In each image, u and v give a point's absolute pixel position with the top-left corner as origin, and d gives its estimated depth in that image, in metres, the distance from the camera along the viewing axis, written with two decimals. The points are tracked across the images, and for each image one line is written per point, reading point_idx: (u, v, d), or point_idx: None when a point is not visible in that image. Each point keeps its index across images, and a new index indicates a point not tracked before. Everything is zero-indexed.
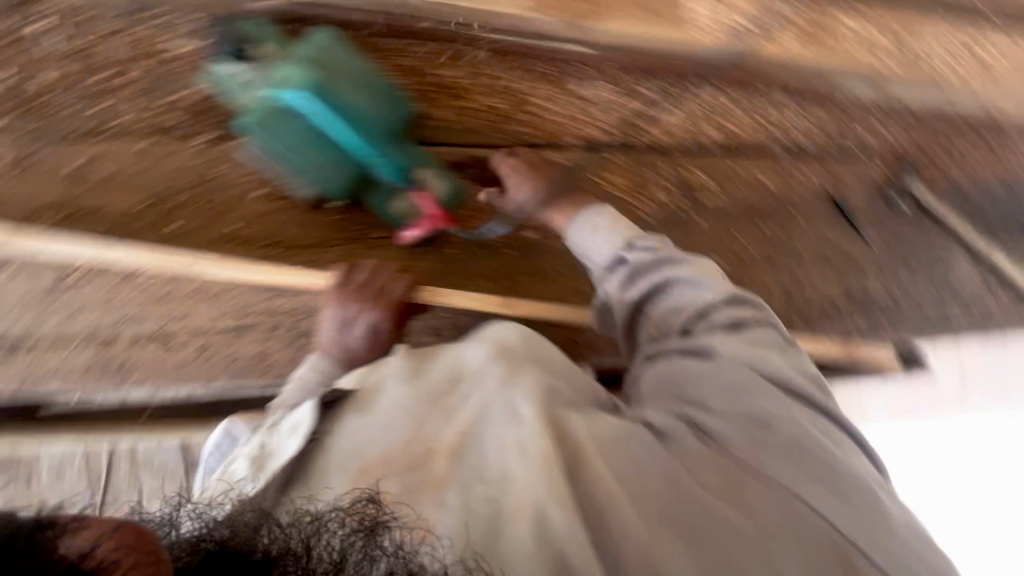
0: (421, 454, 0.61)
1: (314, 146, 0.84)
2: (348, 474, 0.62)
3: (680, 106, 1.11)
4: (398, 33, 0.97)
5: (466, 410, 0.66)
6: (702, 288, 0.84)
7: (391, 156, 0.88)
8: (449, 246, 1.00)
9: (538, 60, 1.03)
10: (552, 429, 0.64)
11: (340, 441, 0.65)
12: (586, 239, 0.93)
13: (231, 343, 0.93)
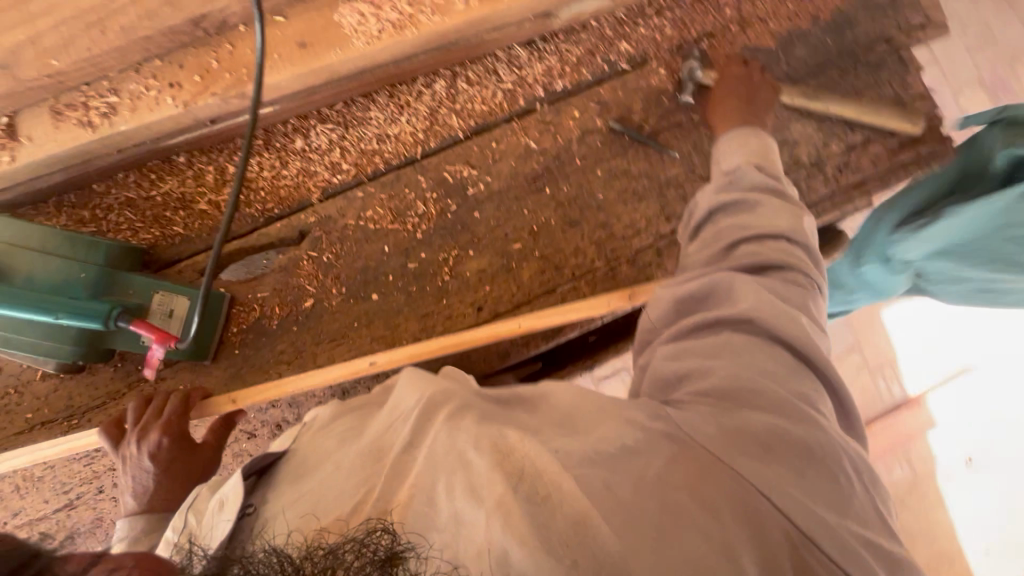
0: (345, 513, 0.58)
1: (20, 325, 0.82)
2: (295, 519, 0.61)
3: (416, 112, 1.03)
4: (103, 180, 0.98)
5: (414, 455, 0.59)
6: (759, 167, 0.87)
7: (64, 307, 0.79)
8: (230, 347, 0.99)
9: (244, 139, 1.00)
10: (496, 451, 0.56)
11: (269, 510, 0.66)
12: (733, 140, 0.92)
13: (69, 516, 0.97)
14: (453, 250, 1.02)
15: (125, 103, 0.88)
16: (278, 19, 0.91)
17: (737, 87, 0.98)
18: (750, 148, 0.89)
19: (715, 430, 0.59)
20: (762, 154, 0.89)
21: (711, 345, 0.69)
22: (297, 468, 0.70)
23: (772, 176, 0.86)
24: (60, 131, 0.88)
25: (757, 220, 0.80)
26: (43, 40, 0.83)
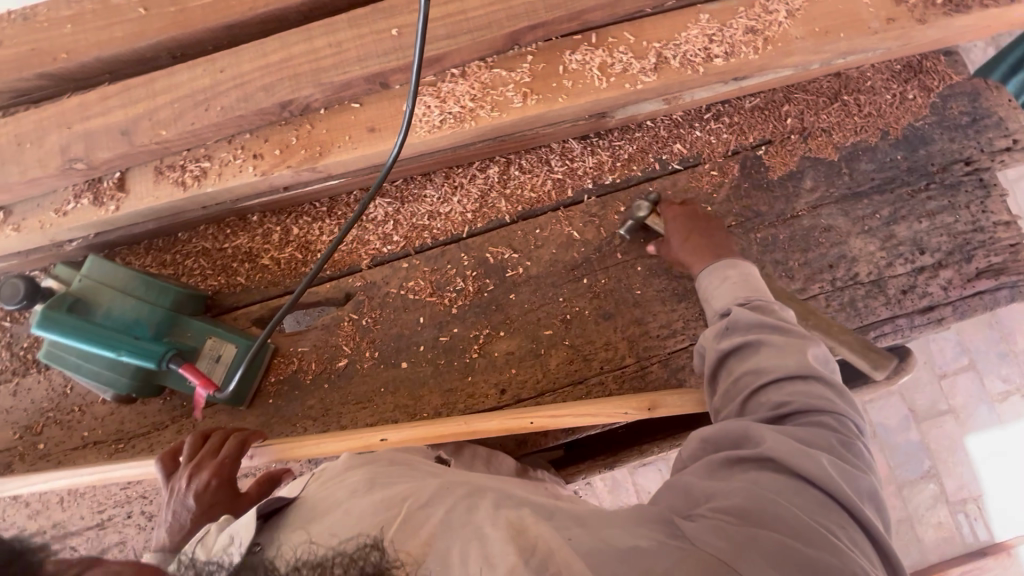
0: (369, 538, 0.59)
1: (95, 357, 0.92)
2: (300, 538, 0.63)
3: (468, 193, 1.09)
4: (186, 230, 1.11)
5: (427, 514, 0.63)
6: (752, 297, 0.84)
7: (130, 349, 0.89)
8: (264, 396, 1.05)
9: (313, 204, 1.10)
10: (512, 528, 0.60)
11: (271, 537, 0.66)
12: (723, 275, 0.90)
13: (97, 535, 1.03)
14: (485, 329, 1.04)
15: (215, 168, 1.00)
16: (354, 105, 1.00)
17: (692, 226, 0.98)
18: (733, 283, 0.87)
19: (729, 542, 0.57)
20: (750, 287, 0.86)
21: (730, 477, 0.65)
22: (310, 512, 0.68)
23: (772, 308, 0.81)
24: (158, 188, 1.01)
25: (770, 355, 0.74)
26: (156, 114, 0.96)
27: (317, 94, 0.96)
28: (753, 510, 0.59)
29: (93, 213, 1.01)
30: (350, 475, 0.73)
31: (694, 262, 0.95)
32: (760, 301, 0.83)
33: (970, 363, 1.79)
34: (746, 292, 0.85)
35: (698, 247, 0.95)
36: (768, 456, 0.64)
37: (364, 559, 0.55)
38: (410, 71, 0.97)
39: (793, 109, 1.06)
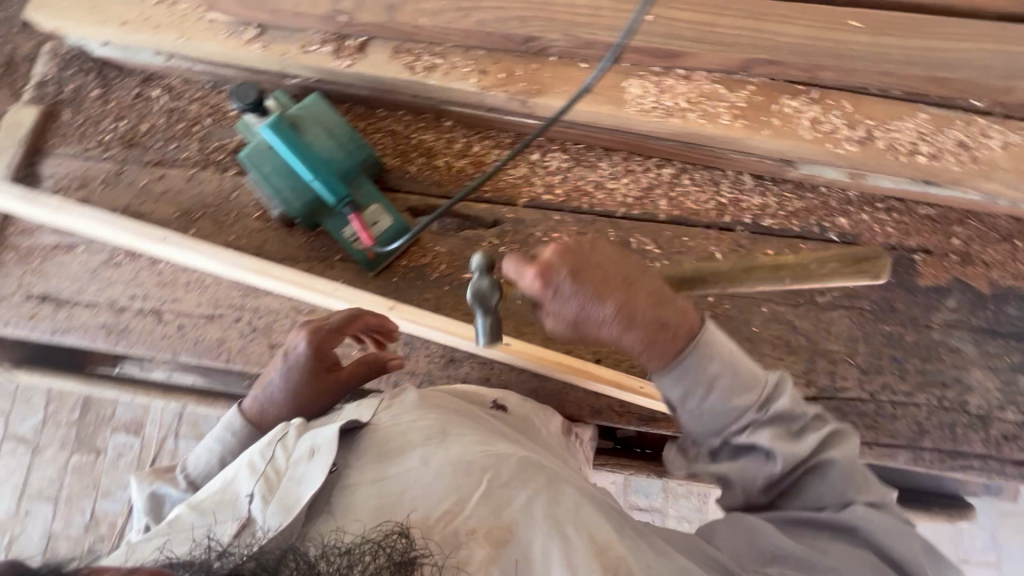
0: (450, 511, 0.72)
1: (284, 178, 1.04)
2: (372, 503, 0.75)
3: (635, 181, 1.16)
4: (384, 109, 1.21)
5: (502, 496, 0.74)
6: (756, 408, 0.80)
7: (327, 180, 1.01)
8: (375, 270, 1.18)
9: (500, 133, 1.19)
10: (593, 542, 0.70)
11: (350, 478, 0.80)
12: (699, 372, 0.81)
13: (202, 325, 1.12)
14: None
15: (444, 67, 1.11)
16: (581, 65, 1.09)
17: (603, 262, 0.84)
18: (727, 384, 0.80)
19: None
20: (740, 390, 0.81)
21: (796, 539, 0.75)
22: (382, 452, 0.83)
23: (789, 410, 0.80)
24: (391, 63, 1.12)
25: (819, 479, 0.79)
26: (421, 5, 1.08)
27: (558, 43, 1.07)
28: (800, 555, 0.72)
29: (329, 62, 1.13)
30: (422, 422, 0.87)
31: (647, 355, 0.83)
32: (755, 405, 0.80)
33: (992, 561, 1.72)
34: (736, 399, 0.80)
35: (630, 323, 0.82)
36: (843, 526, 0.73)
37: (392, 545, 0.68)
38: (643, 56, 1.06)
39: (962, 232, 1.10)
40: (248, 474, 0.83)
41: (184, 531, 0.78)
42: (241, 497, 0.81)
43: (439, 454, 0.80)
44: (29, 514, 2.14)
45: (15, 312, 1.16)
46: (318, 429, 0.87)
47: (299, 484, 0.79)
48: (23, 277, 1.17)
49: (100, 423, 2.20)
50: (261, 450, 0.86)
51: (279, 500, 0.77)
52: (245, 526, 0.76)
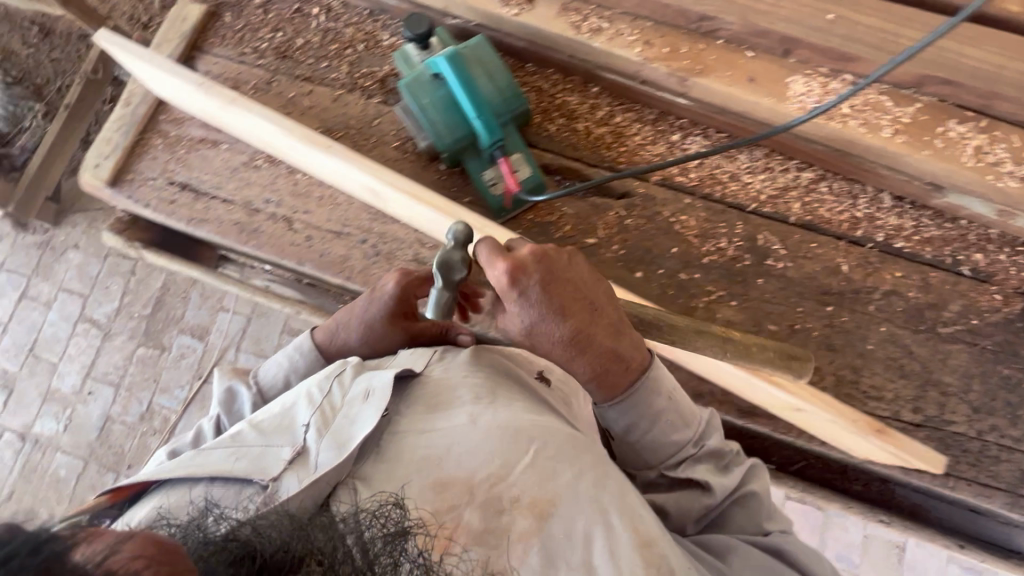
0: (493, 476, 0.82)
1: (439, 114, 1.07)
2: (416, 466, 0.83)
3: (772, 180, 1.16)
4: (532, 64, 1.22)
5: (547, 481, 0.82)
6: (691, 435, 0.98)
7: (489, 121, 1.05)
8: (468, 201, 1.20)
9: (644, 107, 1.20)
10: (643, 540, 0.78)
11: (402, 425, 0.89)
12: (653, 397, 0.97)
13: (329, 240, 1.16)
14: (719, 291, 1.11)
15: (608, 32, 1.12)
16: (747, 53, 1.09)
17: (577, 276, 0.91)
18: (668, 420, 0.98)
19: None
20: (686, 419, 0.98)
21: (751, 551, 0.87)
22: (432, 402, 0.92)
23: (721, 448, 0.98)
24: (557, 20, 1.14)
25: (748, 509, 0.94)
26: None
27: (730, 26, 1.07)
28: (757, 559, 0.85)
29: (496, 8, 1.15)
30: (474, 380, 0.97)
31: (597, 385, 0.97)
32: (697, 435, 0.98)
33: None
34: (677, 428, 0.98)
35: (592, 346, 0.91)
36: (772, 548, 0.87)
37: (392, 515, 0.69)
38: (815, 54, 1.06)
39: None
40: (306, 405, 0.93)
41: (242, 446, 0.86)
42: (297, 426, 0.89)
43: (488, 415, 0.89)
44: (93, 394, 2.24)
45: (155, 195, 1.21)
46: (375, 372, 0.95)
47: (350, 422, 0.88)
48: (166, 164, 1.22)
49: (169, 323, 2.29)
50: (319, 384, 0.96)
51: (334, 435, 0.85)
52: (301, 454, 0.84)
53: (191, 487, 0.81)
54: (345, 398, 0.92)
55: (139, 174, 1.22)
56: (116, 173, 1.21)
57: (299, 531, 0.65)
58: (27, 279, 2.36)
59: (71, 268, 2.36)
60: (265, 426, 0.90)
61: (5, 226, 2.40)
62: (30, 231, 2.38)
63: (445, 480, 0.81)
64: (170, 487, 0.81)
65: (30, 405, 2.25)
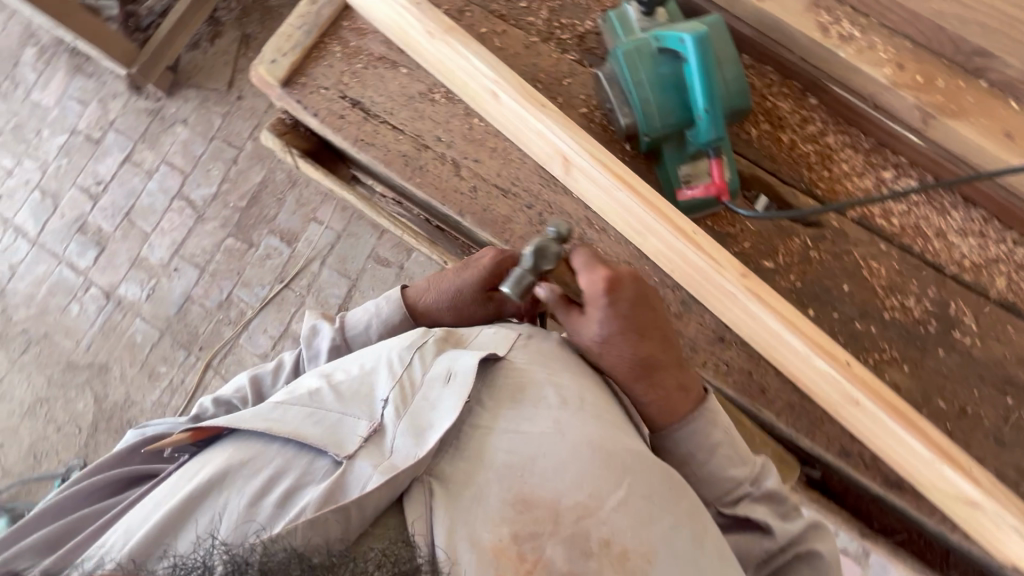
0: (583, 507, 0.70)
1: (656, 93, 0.98)
2: (490, 474, 0.72)
3: (983, 247, 1.05)
4: (751, 58, 1.10)
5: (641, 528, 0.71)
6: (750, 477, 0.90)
7: (712, 110, 0.95)
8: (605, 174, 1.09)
9: (860, 134, 1.09)
10: None
11: (478, 421, 0.78)
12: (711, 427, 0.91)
13: (494, 197, 1.11)
14: (893, 352, 1.03)
15: (860, 43, 0.99)
16: (1011, 104, 0.96)
17: (655, 310, 0.94)
18: (726, 452, 0.90)
19: None
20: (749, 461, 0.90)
21: None
22: (515, 397, 0.81)
23: (777, 492, 0.90)
24: (804, 16, 1.01)
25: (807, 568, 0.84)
26: None
27: (1006, 67, 0.94)
28: None
29: None
30: (560, 378, 0.85)
31: (654, 408, 0.92)
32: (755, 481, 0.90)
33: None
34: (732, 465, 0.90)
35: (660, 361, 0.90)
36: None
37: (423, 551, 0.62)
38: None
39: None
40: (385, 378, 0.81)
41: (318, 409, 0.77)
42: (375, 399, 0.79)
43: (574, 426, 0.78)
44: (178, 271, 2.29)
45: (324, 106, 1.16)
46: (458, 353, 0.84)
47: (432, 406, 0.78)
48: (341, 75, 1.16)
49: (260, 222, 2.29)
50: (403, 351, 0.85)
51: (411, 420, 0.76)
52: (376, 433, 0.75)
53: (265, 448, 0.73)
54: (426, 377, 0.81)
55: (312, 79, 1.16)
56: (290, 73, 1.16)
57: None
58: (134, 143, 2.37)
59: (176, 142, 2.36)
60: (344, 389, 0.81)
61: (121, 85, 2.39)
62: (144, 96, 2.37)
63: (529, 499, 0.70)
64: (241, 442, 0.74)
65: (118, 267, 2.31)
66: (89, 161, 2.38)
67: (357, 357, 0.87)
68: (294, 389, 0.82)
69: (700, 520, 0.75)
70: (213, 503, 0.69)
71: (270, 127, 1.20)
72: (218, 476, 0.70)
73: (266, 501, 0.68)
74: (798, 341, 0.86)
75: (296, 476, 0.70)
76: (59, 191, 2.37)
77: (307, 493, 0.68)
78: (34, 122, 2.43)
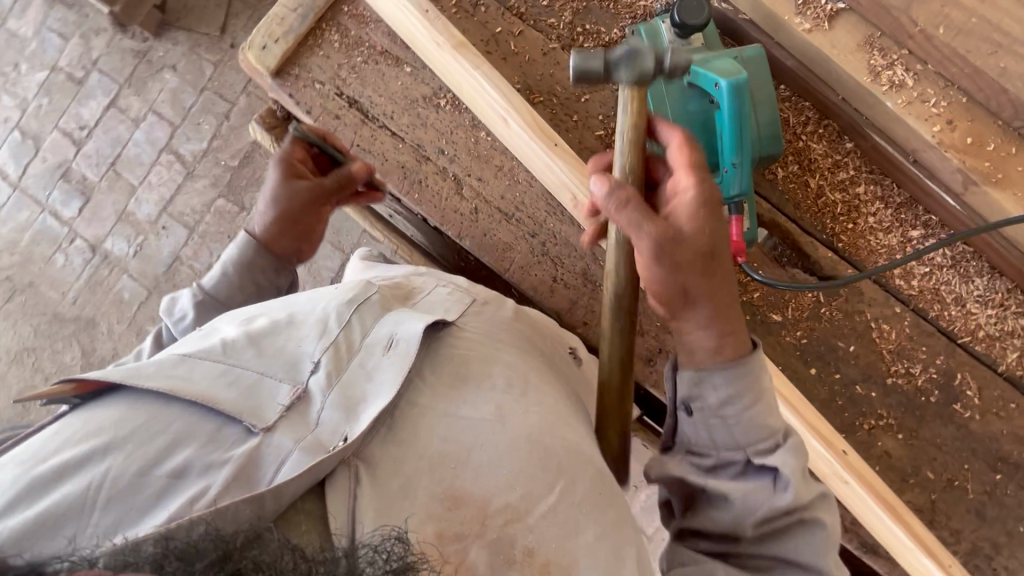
0: (510, 510, 0.62)
1: (678, 130, 0.90)
2: (422, 463, 0.63)
3: (1000, 320, 1.00)
4: (789, 89, 1.01)
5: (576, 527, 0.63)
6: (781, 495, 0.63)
7: (740, 165, 0.84)
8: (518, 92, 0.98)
9: (893, 186, 1.01)
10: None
11: (419, 401, 0.68)
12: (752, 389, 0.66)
13: (496, 221, 1.04)
14: (890, 419, 1.01)
15: (911, 93, 0.90)
16: None
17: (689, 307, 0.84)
18: (766, 402, 0.67)
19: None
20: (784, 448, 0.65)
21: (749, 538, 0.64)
22: (460, 374, 0.73)
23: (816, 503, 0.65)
24: (855, 56, 0.90)
25: (803, 542, 0.62)
26: (931, 3, 0.86)
27: None
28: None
29: (786, 14, 0.92)
30: (505, 356, 0.77)
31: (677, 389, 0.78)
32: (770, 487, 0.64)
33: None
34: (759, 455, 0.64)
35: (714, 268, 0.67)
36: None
37: (388, 548, 0.50)
38: None
39: None
40: (316, 334, 0.71)
41: (233, 366, 0.65)
42: (305, 358, 0.68)
43: (519, 417, 0.70)
44: (166, 229, 2.20)
45: (318, 103, 1.06)
46: (403, 315, 0.74)
47: (368, 376, 0.67)
48: (338, 69, 1.06)
49: (251, 185, 2.18)
50: (341, 306, 0.75)
51: (342, 391, 0.65)
52: (300, 402, 0.64)
53: (160, 410, 0.59)
54: (362, 342, 0.70)
55: (305, 71, 1.06)
56: (281, 63, 1.05)
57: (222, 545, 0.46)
58: (119, 86, 2.21)
59: (164, 90, 2.20)
60: (262, 343, 0.69)
61: (105, 21, 2.21)
62: (130, 35, 2.20)
63: (458, 494, 0.62)
64: (128, 397, 0.59)
65: (104, 220, 2.22)
66: (71, 103, 2.23)
67: (290, 305, 0.77)
68: (208, 337, 0.70)
69: (617, 514, 0.67)
70: (85, 472, 0.54)
71: (259, 119, 1.10)
72: (97, 440, 0.56)
73: (158, 477, 0.55)
74: (796, 421, 0.85)
75: (198, 446, 0.57)
76: (40, 132, 2.24)
77: (216, 469, 0.56)
78: (13, 54, 2.26)
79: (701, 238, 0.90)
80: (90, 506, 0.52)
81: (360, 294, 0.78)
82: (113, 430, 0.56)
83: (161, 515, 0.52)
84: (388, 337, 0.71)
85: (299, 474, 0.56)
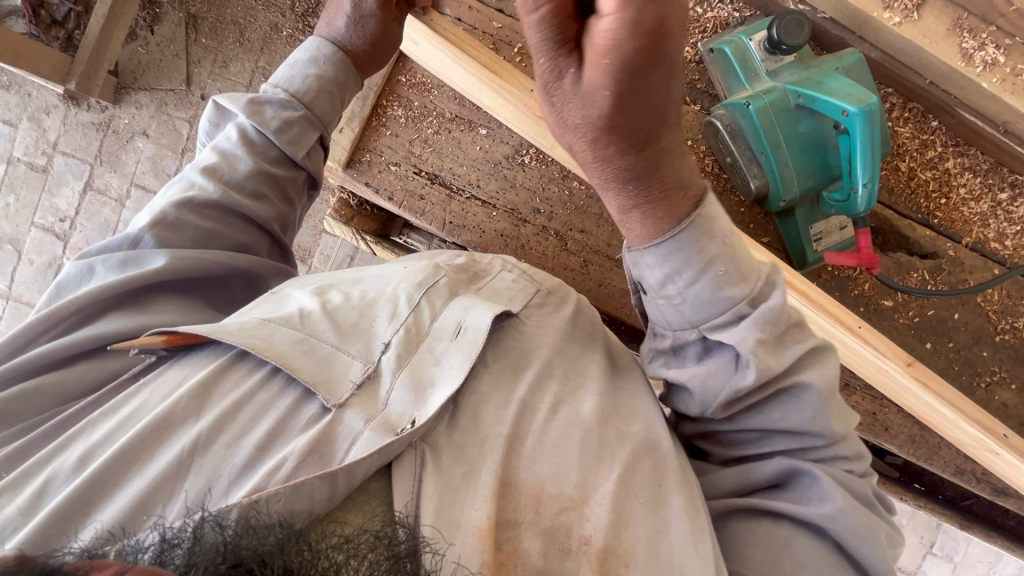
0: (567, 501, 0.58)
1: (788, 148, 0.89)
2: (496, 459, 0.58)
3: None
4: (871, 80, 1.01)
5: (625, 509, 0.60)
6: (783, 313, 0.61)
7: (873, 188, 0.86)
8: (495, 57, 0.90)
9: (979, 154, 1.03)
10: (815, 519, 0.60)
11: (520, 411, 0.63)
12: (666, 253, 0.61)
13: (608, 269, 1.02)
14: (1002, 372, 1.07)
15: (1004, 69, 0.90)
16: None
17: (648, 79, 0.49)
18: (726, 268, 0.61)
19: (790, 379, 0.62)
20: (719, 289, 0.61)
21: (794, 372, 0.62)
22: (520, 365, 0.68)
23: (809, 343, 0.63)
24: (947, 41, 0.90)
25: (788, 411, 0.62)
26: None
27: None
28: (784, 416, 0.62)
29: (874, 11, 0.91)
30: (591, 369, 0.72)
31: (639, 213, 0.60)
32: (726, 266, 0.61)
33: (960, 565, 1.89)
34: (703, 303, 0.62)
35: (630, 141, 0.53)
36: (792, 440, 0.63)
37: (392, 536, 0.47)
38: None
39: None
40: (386, 316, 0.66)
41: (311, 335, 0.61)
42: (374, 339, 0.63)
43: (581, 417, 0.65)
44: None
45: (399, 186, 1.01)
46: (470, 303, 0.70)
47: (436, 360, 0.63)
48: (410, 145, 1.00)
49: None
50: (412, 289, 0.70)
51: (410, 373, 0.61)
52: (370, 380, 0.59)
53: (249, 369, 0.57)
54: (432, 324, 0.67)
55: (377, 156, 1.01)
56: (351, 153, 1.00)
57: (275, 541, 0.41)
58: (90, 166, 2.01)
59: (141, 159, 1.99)
60: (324, 312, 0.65)
61: (53, 97, 1.99)
62: (85, 107, 1.98)
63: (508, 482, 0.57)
64: (224, 354, 0.58)
65: None
66: (42, 194, 2.04)
67: (358, 283, 0.72)
68: (281, 306, 0.66)
69: (660, 492, 0.62)
70: (175, 437, 0.51)
71: (336, 215, 1.10)
72: (189, 399, 0.53)
73: (247, 445, 0.52)
74: (954, 415, 0.93)
75: (279, 417, 0.54)
76: (18, 234, 2.06)
77: (296, 439, 0.53)
78: None
79: (838, 258, 0.94)
80: (177, 476, 0.49)
81: (429, 275, 0.73)
82: (213, 397, 0.54)
83: (243, 487, 0.49)
84: (459, 326, 0.67)
85: (367, 454, 0.52)
